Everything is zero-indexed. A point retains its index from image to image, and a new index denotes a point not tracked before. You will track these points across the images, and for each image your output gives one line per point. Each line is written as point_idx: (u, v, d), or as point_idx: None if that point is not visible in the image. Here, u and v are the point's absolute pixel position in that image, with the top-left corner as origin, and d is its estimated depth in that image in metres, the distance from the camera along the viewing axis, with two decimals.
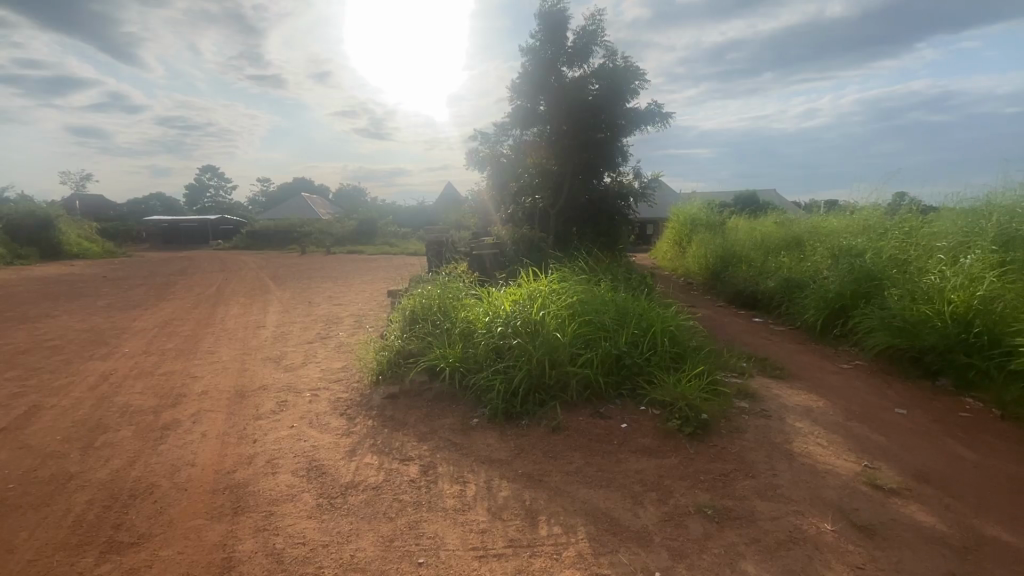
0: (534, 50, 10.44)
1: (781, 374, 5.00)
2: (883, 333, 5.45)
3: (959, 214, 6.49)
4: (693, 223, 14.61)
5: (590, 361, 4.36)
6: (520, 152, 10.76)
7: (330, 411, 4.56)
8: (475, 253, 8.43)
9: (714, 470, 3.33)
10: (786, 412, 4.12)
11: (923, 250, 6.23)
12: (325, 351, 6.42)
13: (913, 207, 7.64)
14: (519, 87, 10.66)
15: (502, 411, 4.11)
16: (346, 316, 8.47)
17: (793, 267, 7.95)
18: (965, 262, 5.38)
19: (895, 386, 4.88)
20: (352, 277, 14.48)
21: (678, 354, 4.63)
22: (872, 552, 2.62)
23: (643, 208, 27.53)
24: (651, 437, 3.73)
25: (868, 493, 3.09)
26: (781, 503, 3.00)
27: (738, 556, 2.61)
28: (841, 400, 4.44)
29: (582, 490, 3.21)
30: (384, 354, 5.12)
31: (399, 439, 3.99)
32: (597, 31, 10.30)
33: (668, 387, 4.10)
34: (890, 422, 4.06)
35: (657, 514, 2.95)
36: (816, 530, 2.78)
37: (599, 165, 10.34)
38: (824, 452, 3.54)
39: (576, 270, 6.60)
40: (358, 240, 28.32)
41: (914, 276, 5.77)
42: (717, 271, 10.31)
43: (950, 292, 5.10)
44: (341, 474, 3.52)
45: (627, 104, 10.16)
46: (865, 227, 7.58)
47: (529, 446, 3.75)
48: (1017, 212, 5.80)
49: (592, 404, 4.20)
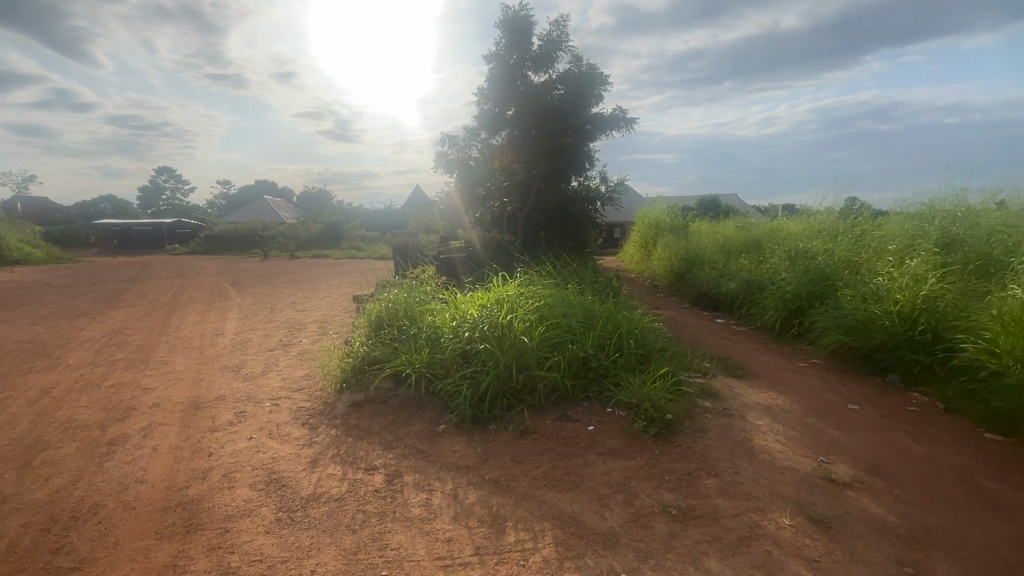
0: (499, 55, 10.52)
1: (742, 373, 5.14)
2: (837, 332, 5.69)
3: (906, 217, 6.84)
4: (658, 226, 14.91)
5: (557, 364, 4.38)
6: (488, 156, 10.76)
7: (292, 421, 4.42)
8: (444, 257, 8.25)
9: (678, 470, 3.38)
10: (746, 410, 4.24)
11: (873, 252, 6.54)
12: (287, 359, 6.21)
13: (863, 212, 8.02)
14: (486, 91, 10.70)
15: (469, 416, 4.08)
16: (310, 323, 8.25)
17: (754, 269, 8.21)
18: (910, 264, 5.67)
19: (848, 383, 5.09)
20: (316, 281, 14.14)
21: (643, 356, 4.70)
22: (827, 545, 2.70)
23: (609, 212, 27.98)
24: (617, 439, 3.77)
25: (823, 487, 3.20)
26: (742, 500, 3.07)
27: (702, 555, 2.65)
28: (798, 398, 4.60)
29: (550, 495, 3.20)
30: (348, 361, 5.00)
31: (363, 448, 3.89)
32: (562, 37, 10.42)
33: (634, 388, 4.15)
34: (844, 418, 4.22)
35: (623, 515, 2.97)
36: (775, 525, 2.85)
37: (567, 169, 10.43)
38: (783, 448, 3.65)
39: (544, 273, 6.64)
40: (324, 244, 27.69)
41: (864, 278, 6.05)
42: (681, 273, 10.55)
43: (897, 293, 5.36)
44: (301, 486, 3.41)
45: (592, 109, 10.31)
46: (820, 230, 7.90)
47: (496, 451, 3.72)
48: (957, 216, 6.15)
49: (559, 407, 4.21)
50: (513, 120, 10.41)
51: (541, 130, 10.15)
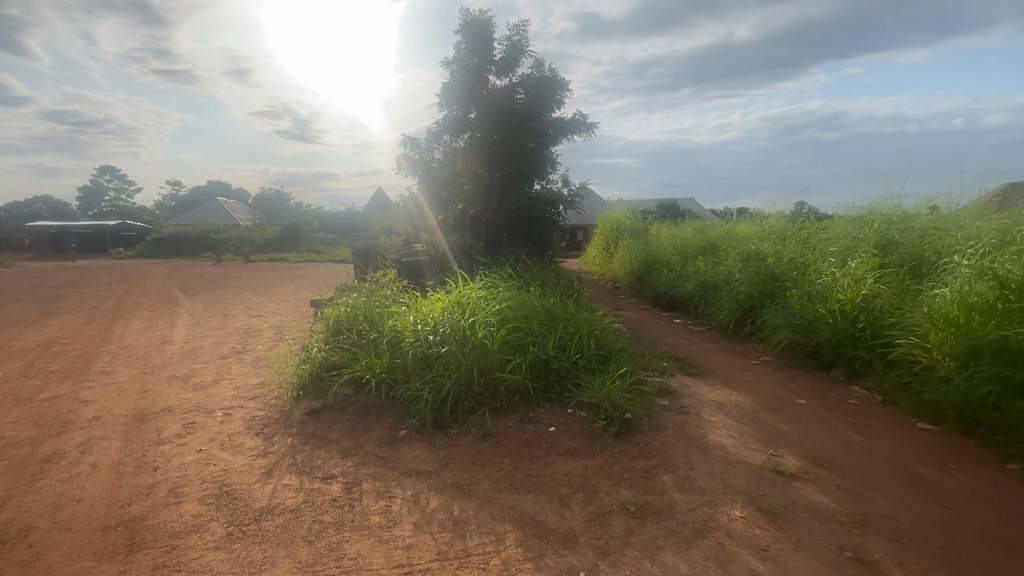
0: (460, 58, 10.52)
1: (698, 371, 5.31)
2: (786, 330, 5.96)
3: (848, 221, 7.25)
4: (619, 229, 15.22)
5: (519, 367, 4.40)
6: (451, 159, 10.72)
7: (245, 432, 4.26)
8: (406, 260, 8.14)
9: (637, 467, 3.46)
10: (702, 407, 4.38)
11: (819, 254, 6.89)
12: (240, 367, 5.98)
13: (810, 215, 8.45)
14: (449, 93, 10.66)
15: (430, 420, 4.05)
16: (266, 329, 7.97)
17: (709, 271, 8.50)
18: (851, 265, 6.01)
19: (796, 378, 5.34)
20: (273, 286, 13.66)
21: (603, 356, 4.78)
22: (775, 535, 2.82)
23: (571, 215, 28.39)
24: (578, 439, 3.82)
25: (772, 479, 3.35)
26: (697, 495, 3.17)
27: (658, 549, 2.72)
28: (750, 394, 4.79)
29: (511, 497, 3.21)
30: (306, 367, 4.87)
31: (320, 457, 3.80)
32: (522, 41, 10.50)
33: (594, 389, 4.22)
34: (793, 412, 4.43)
35: (582, 515, 3.01)
36: (727, 518, 2.96)
37: (529, 172, 10.51)
38: (736, 442, 3.80)
39: (507, 276, 6.65)
40: (282, 247, 26.82)
41: (810, 279, 6.37)
42: (641, 275, 10.81)
43: (839, 293, 5.68)
44: (254, 499, 3.29)
45: (554, 113, 10.45)
46: (771, 233, 8.27)
47: (457, 455, 3.71)
48: (893, 220, 6.55)
49: (521, 409, 4.23)
50: (476, 122, 10.41)
51: (503, 133, 10.19)
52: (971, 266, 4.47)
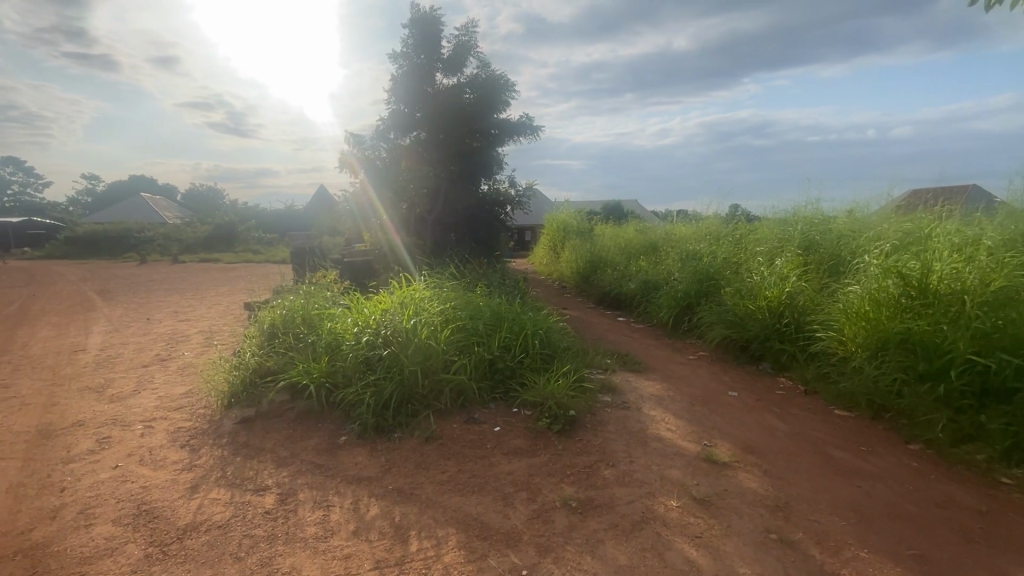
0: (407, 55, 10.35)
1: (639, 367, 5.49)
2: (720, 326, 6.28)
3: (776, 222, 7.73)
4: (566, 229, 15.48)
5: (463, 367, 4.36)
6: (396, 157, 10.50)
7: (168, 445, 3.97)
8: (346, 261, 7.92)
9: (579, 463, 3.53)
10: (642, 402, 4.53)
11: (750, 253, 7.29)
12: (164, 376, 5.57)
13: (743, 217, 8.93)
14: (395, 89, 10.45)
15: (372, 425, 3.94)
16: (194, 334, 7.47)
17: (650, 270, 8.80)
18: (777, 264, 6.40)
19: (728, 372, 5.64)
20: (204, 288, 12.84)
21: (548, 355, 4.83)
22: (708, 521, 2.96)
23: (519, 215, 28.63)
24: (522, 437, 3.84)
25: (706, 467, 3.51)
26: (636, 487, 3.27)
27: (599, 542, 2.78)
28: (687, 387, 5.00)
29: (454, 499, 3.19)
30: (238, 374, 4.62)
31: (253, 468, 3.61)
32: (470, 41, 10.45)
33: (539, 387, 4.26)
34: (725, 404, 4.67)
35: (525, 513, 3.03)
36: (664, 508, 3.08)
37: (476, 172, 10.46)
38: (673, 435, 3.95)
39: (453, 276, 6.58)
40: (215, 247, 25.27)
41: (741, 278, 6.74)
42: (587, 274, 11.04)
43: (767, 290, 6.04)
44: (178, 516, 3.07)
45: (501, 114, 10.46)
46: (707, 234, 8.68)
47: (400, 459, 3.63)
48: (815, 222, 7.05)
49: (466, 410, 4.20)
50: (422, 121, 10.25)
51: (449, 132, 10.09)
52: (878, 265, 4.86)
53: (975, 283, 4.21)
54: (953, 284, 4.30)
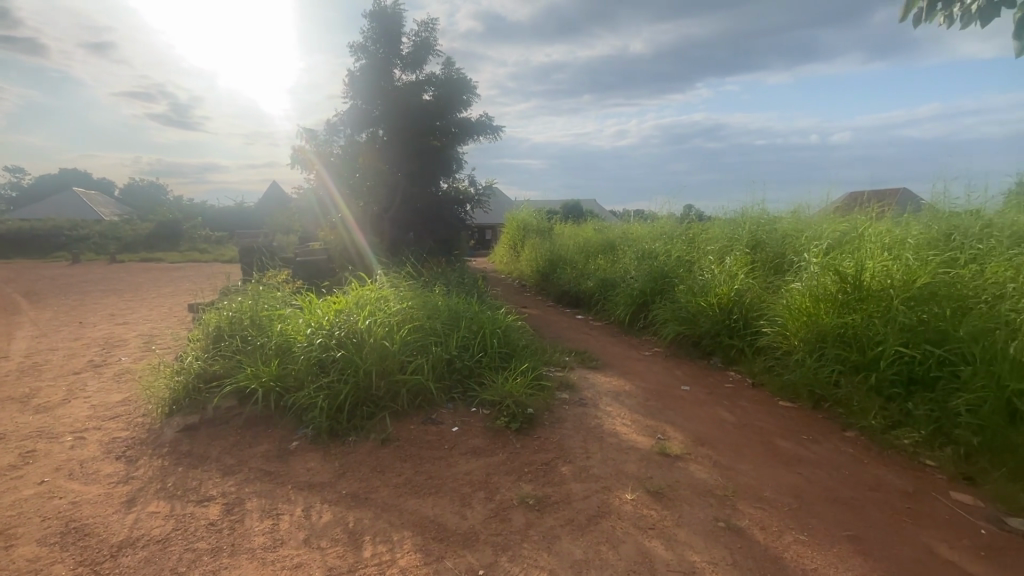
0: (364, 49, 10.11)
1: (596, 364, 5.58)
2: (674, 323, 6.47)
3: (725, 222, 8.04)
4: (526, 228, 15.56)
5: (420, 367, 4.31)
6: (351, 154, 10.22)
7: (102, 456, 3.73)
8: (299, 261, 7.75)
9: (537, 461, 3.55)
10: (599, 398, 4.61)
11: (701, 252, 7.55)
12: (98, 383, 5.21)
13: (695, 218, 9.22)
14: (352, 84, 10.21)
15: (326, 429, 3.83)
16: (132, 338, 7.03)
17: (608, 269, 8.96)
18: (726, 263, 6.66)
19: (682, 367, 5.82)
20: (144, 289, 12.10)
21: (506, 354, 4.83)
22: (662, 513, 3.04)
23: (479, 215, 28.58)
24: (480, 437, 3.83)
25: (659, 460, 3.61)
26: (592, 483, 3.32)
27: (555, 538, 2.81)
28: (642, 383, 5.13)
29: (410, 502, 3.13)
30: (180, 379, 4.38)
31: (197, 478, 3.43)
32: (430, 38, 10.30)
33: (497, 387, 4.26)
34: (678, 398, 4.81)
35: (483, 513, 3.02)
36: (619, 501, 3.14)
37: (435, 170, 10.33)
38: (628, 429, 4.04)
39: (411, 276, 6.48)
40: (157, 246, 23.91)
41: (693, 275, 6.96)
42: (547, 273, 11.13)
43: (717, 287, 6.27)
44: (112, 532, 2.88)
45: (461, 114, 10.37)
46: (662, 234, 8.94)
47: (355, 463, 3.54)
48: (762, 222, 7.38)
49: (423, 411, 4.14)
50: (379, 117, 10.04)
51: (408, 129, 9.93)
52: (817, 263, 5.13)
53: (903, 279, 4.51)
54: (883, 281, 4.60)
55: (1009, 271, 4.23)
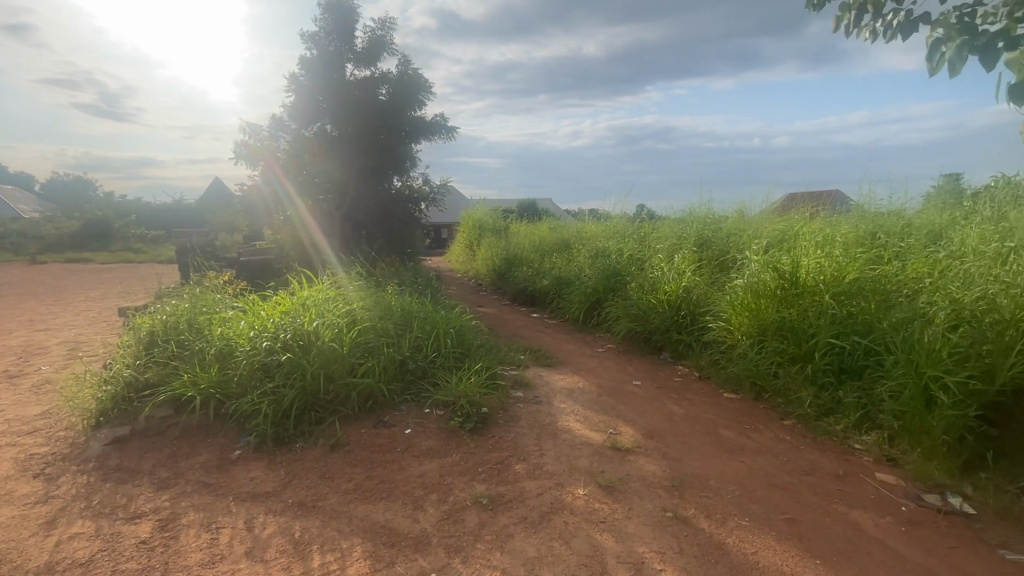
0: (314, 42, 9.77)
1: (551, 362, 5.63)
2: (626, 319, 6.63)
3: (675, 222, 8.31)
4: (482, 227, 15.52)
5: (372, 370, 4.20)
6: (299, 150, 9.84)
7: (17, 475, 3.42)
8: (240, 260, 7.48)
9: (491, 460, 3.54)
10: (553, 395, 4.65)
11: (651, 250, 7.76)
12: (14, 395, 4.78)
13: (646, 217, 9.47)
14: (301, 78, 9.85)
15: (271, 436, 3.68)
16: (54, 345, 6.49)
17: (563, 267, 9.06)
18: (675, 260, 6.88)
19: (633, 362, 5.97)
20: (68, 292, 11.22)
21: (461, 354, 4.80)
22: (613, 506, 3.11)
23: (434, 214, 28.26)
24: (434, 438, 3.78)
25: (611, 455, 3.69)
26: (546, 480, 3.35)
27: (508, 536, 2.82)
28: (595, 379, 5.22)
29: (361, 508, 3.06)
30: (107, 389, 4.08)
31: (127, 494, 3.21)
32: (385, 35, 10.07)
33: (450, 387, 4.22)
34: (630, 393, 4.93)
35: (436, 515, 2.98)
36: (572, 497, 3.18)
37: (387, 168, 10.11)
38: (581, 426, 4.10)
39: (363, 276, 6.31)
40: (83, 247, 22.21)
41: (644, 273, 7.14)
42: (503, 272, 11.13)
43: (666, 284, 6.48)
44: (28, 558, 2.66)
45: (415, 112, 10.20)
46: (615, 233, 9.13)
47: (302, 471, 3.42)
48: (708, 221, 7.67)
49: (375, 414, 4.05)
50: (329, 113, 9.73)
51: (359, 126, 9.67)
52: (758, 261, 5.39)
53: (834, 275, 4.80)
54: (817, 277, 4.88)
55: (925, 266, 4.58)
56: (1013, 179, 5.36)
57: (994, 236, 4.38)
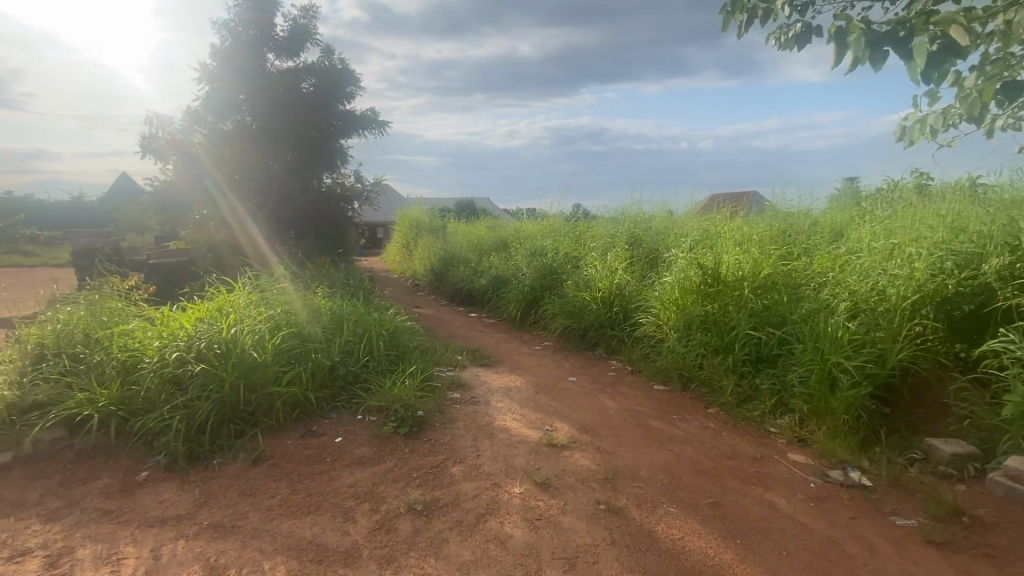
0: (231, 29, 9.16)
1: (488, 361, 5.62)
2: (562, 317, 6.74)
3: (608, 220, 8.55)
4: (419, 227, 15.22)
5: (298, 377, 3.98)
6: (216, 144, 9.19)
7: None
8: (149, 264, 6.84)
9: (426, 464, 3.47)
10: (490, 395, 4.64)
11: (586, 249, 7.94)
12: None
13: (581, 217, 9.67)
14: (216, 67, 9.18)
15: (183, 454, 3.40)
16: None
17: (500, 266, 9.07)
18: (609, 258, 7.09)
19: (569, 359, 6.09)
20: None
21: (395, 356, 4.66)
22: (548, 502, 3.13)
23: (368, 214, 27.45)
24: (367, 445, 3.64)
25: (547, 452, 3.72)
26: (482, 480, 3.32)
27: (443, 541, 2.76)
28: (531, 377, 5.26)
29: (286, 524, 2.88)
30: None
31: (8, 530, 2.85)
32: (309, 25, 9.61)
33: (384, 391, 4.09)
34: (566, 389, 5.02)
35: (367, 526, 2.87)
36: (508, 496, 3.18)
37: (316, 164, 9.66)
38: (518, 424, 4.11)
39: (290, 278, 5.97)
40: None
41: (579, 271, 7.30)
42: (441, 272, 10.97)
43: (600, 281, 6.65)
44: None
45: (344, 106, 9.81)
46: (551, 232, 9.27)
47: (220, 489, 3.18)
48: (638, 220, 7.96)
49: (302, 423, 3.85)
50: (251, 105, 9.15)
51: (283, 119, 9.16)
52: (683, 258, 5.65)
53: (751, 270, 5.13)
54: (736, 273, 5.20)
55: (828, 261, 4.99)
56: (901, 182, 5.95)
57: (885, 233, 4.85)
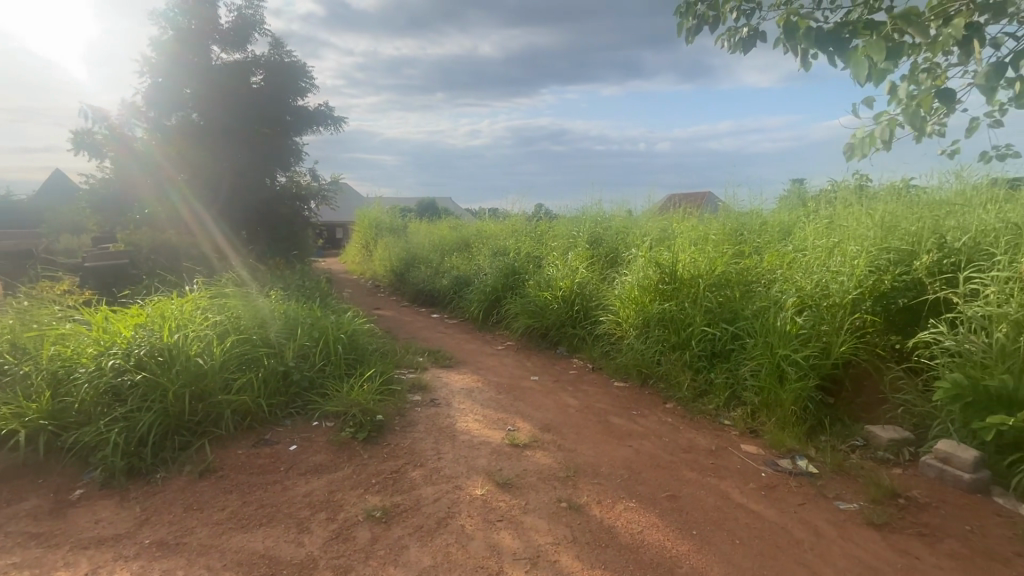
0: (173, 19, 8.71)
1: (449, 362, 5.57)
2: (524, 316, 6.76)
3: (568, 220, 8.64)
4: (379, 227, 14.90)
5: (249, 384, 3.82)
6: (159, 140, 8.71)
7: None
8: (84, 267, 6.42)
9: (386, 470, 3.39)
10: (452, 396, 4.59)
11: (548, 248, 7.99)
12: None
13: (542, 216, 9.73)
14: (157, 58, 8.71)
15: (122, 469, 3.20)
16: None
17: (462, 266, 9.01)
18: (570, 258, 7.15)
19: (531, 358, 6.11)
20: None
21: (353, 360, 4.55)
22: (510, 502, 3.13)
23: (327, 214, 26.72)
24: (323, 453, 3.53)
25: (509, 452, 3.71)
26: (443, 483, 3.28)
27: (403, 548, 2.71)
28: (493, 377, 5.25)
29: (236, 538, 2.76)
30: None
31: None
32: (257, 17, 9.27)
33: (341, 396, 3.98)
34: (528, 389, 5.03)
35: (324, 535, 2.78)
36: (469, 498, 3.15)
37: (269, 162, 9.31)
38: (480, 425, 4.09)
39: (240, 280, 5.73)
40: None
41: (540, 271, 7.33)
42: (402, 272, 10.79)
43: (561, 280, 6.71)
44: None
45: (296, 102, 9.52)
46: (513, 232, 9.28)
47: (164, 504, 3.01)
48: (598, 219, 8.07)
49: (255, 432, 3.69)
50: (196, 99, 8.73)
51: (232, 114, 8.78)
52: (641, 257, 5.77)
53: (706, 269, 5.28)
54: (692, 271, 5.35)
55: (778, 259, 5.20)
56: (842, 183, 6.28)
57: (828, 232, 5.10)
